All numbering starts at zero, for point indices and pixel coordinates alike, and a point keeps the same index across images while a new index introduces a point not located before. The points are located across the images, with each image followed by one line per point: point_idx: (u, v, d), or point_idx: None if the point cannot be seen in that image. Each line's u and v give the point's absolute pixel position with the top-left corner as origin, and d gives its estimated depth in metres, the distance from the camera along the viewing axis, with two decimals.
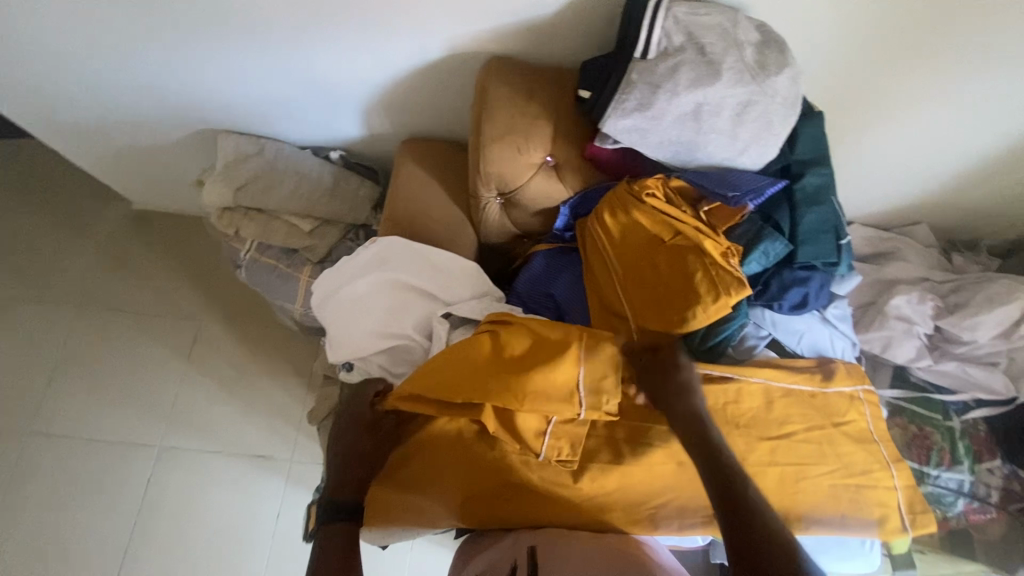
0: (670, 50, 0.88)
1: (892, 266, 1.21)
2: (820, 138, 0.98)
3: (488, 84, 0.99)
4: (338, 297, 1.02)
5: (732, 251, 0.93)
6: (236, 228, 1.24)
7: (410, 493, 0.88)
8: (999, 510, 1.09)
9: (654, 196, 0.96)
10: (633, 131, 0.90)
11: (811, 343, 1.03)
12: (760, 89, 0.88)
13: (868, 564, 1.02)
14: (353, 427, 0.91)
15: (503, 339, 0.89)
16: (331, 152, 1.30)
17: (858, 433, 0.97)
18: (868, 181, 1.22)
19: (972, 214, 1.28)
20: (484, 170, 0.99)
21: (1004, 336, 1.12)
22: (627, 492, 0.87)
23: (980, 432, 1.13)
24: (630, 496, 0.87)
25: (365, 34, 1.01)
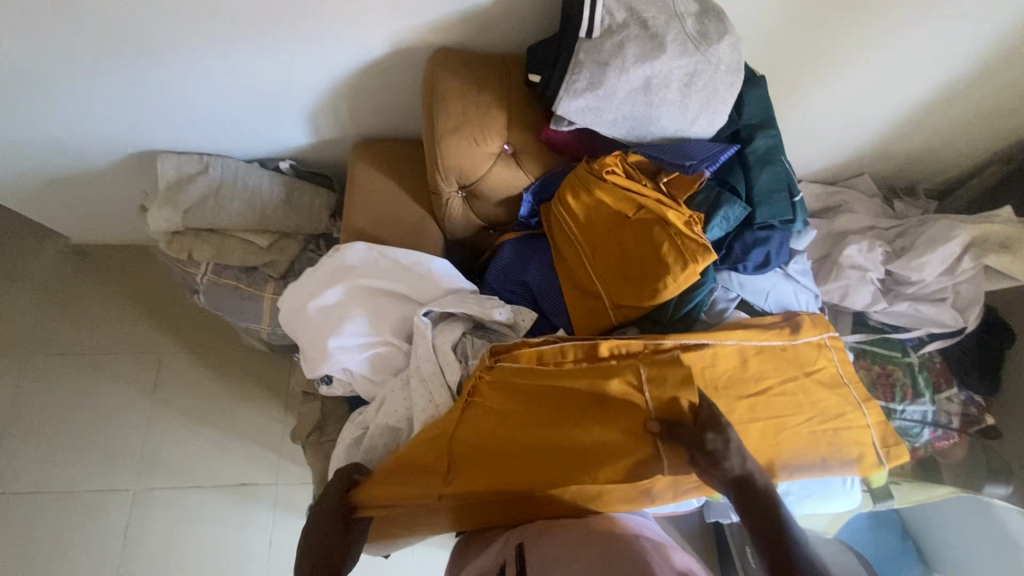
0: (612, 27, 0.90)
1: (840, 220, 1.47)
2: (765, 102, 1.03)
3: (437, 81, 1.04)
4: (305, 312, 1.04)
5: (694, 220, 0.97)
6: (188, 252, 1.34)
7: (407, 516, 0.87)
8: (963, 434, 1.37)
9: (614, 173, 1.00)
10: (586, 111, 0.92)
11: (777, 299, 1.05)
12: (704, 58, 0.91)
13: (850, 502, 1.10)
14: (319, 518, 0.84)
15: (514, 388, 0.90)
16: (280, 163, 1.38)
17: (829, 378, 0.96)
18: (811, 137, 1.43)
19: (900, 162, 1.53)
20: (443, 164, 1.06)
21: (950, 272, 1.37)
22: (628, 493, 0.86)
23: (937, 364, 1.41)
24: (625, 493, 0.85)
25: (293, 42, 1.10)
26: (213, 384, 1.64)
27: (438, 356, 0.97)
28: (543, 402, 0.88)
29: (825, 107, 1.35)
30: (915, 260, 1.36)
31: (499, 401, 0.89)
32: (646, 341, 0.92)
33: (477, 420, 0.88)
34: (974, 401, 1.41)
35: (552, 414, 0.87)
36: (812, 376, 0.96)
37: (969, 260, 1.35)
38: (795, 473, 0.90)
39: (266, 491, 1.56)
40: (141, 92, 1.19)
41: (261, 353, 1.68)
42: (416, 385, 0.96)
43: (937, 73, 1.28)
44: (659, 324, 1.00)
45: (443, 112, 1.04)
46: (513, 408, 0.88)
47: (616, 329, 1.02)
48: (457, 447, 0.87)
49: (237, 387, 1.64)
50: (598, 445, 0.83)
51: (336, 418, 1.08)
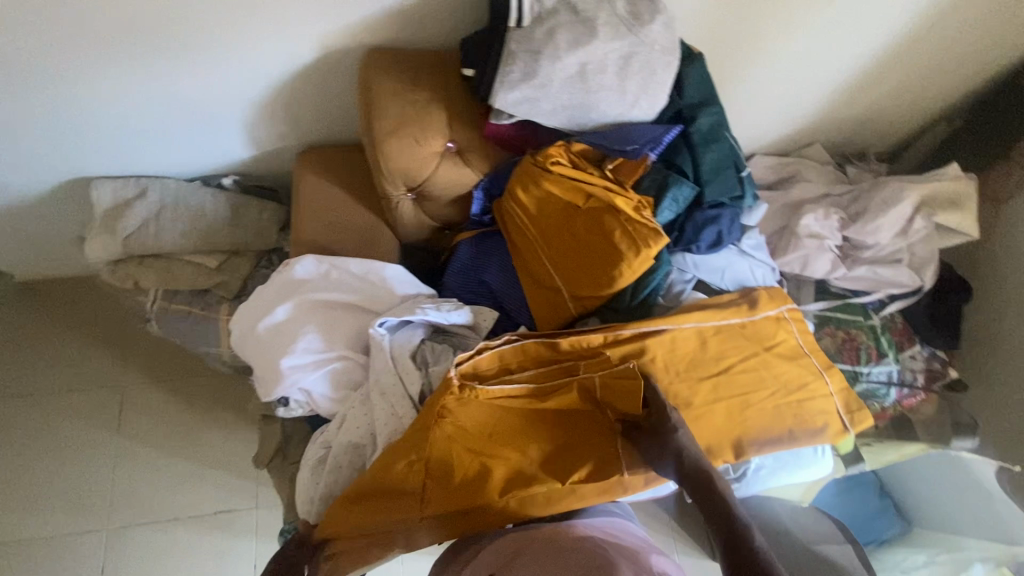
0: (542, 14, 0.87)
1: (795, 191, 1.48)
2: (705, 80, 1.01)
3: (372, 84, 1.01)
4: (255, 333, 1.00)
5: (642, 205, 0.97)
6: (134, 279, 1.30)
7: (374, 539, 0.85)
8: (926, 391, 1.39)
9: (559, 163, 0.99)
10: (523, 103, 0.89)
11: (733, 276, 1.04)
12: (639, 40, 0.88)
13: (823, 469, 1.12)
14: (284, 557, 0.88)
15: (475, 398, 0.88)
16: (223, 179, 1.33)
17: (788, 351, 0.95)
18: (761, 110, 1.43)
19: (850, 128, 1.56)
20: (387, 168, 1.03)
21: (903, 233, 1.41)
22: (593, 490, 0.85)
23: (898, 325, 1.44)
24: (590, 490, 0.85)
25: (219, 52, 1.05)
26: (179, 413, 1.58)
27: (397, 366, 0.95)
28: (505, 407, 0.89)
29: (770, 79, 1.36)
30: (868, 226, 1.40)
31: (461, 412, 0.87)
32: (605, 332, 0.92)
33: (445, 441, 0.85)
34: (937, 357, 1.44)
35: (517, 423, 0.88)
36: (771, 350, 0.95)
37: (922, 220, 1.39)
38: (765, 449, 0.89)
39: (246, 517, 1.52)
40: (62, 116, 1.12)
41: (226, 376, 1.62)
42: (376, 399, 0.93)
43: (875, 35, 1.30)
44: (620, 313, 0.98)
45: (380, 115, 1.01)
46: (475, 416, 0.88)
47: (577, 320, 1.02)
48: (427, 470, 0.84)
49: (205, 414, 1.59)
50: (559, 444, 0.87)
51: (299, 437, 1.04)
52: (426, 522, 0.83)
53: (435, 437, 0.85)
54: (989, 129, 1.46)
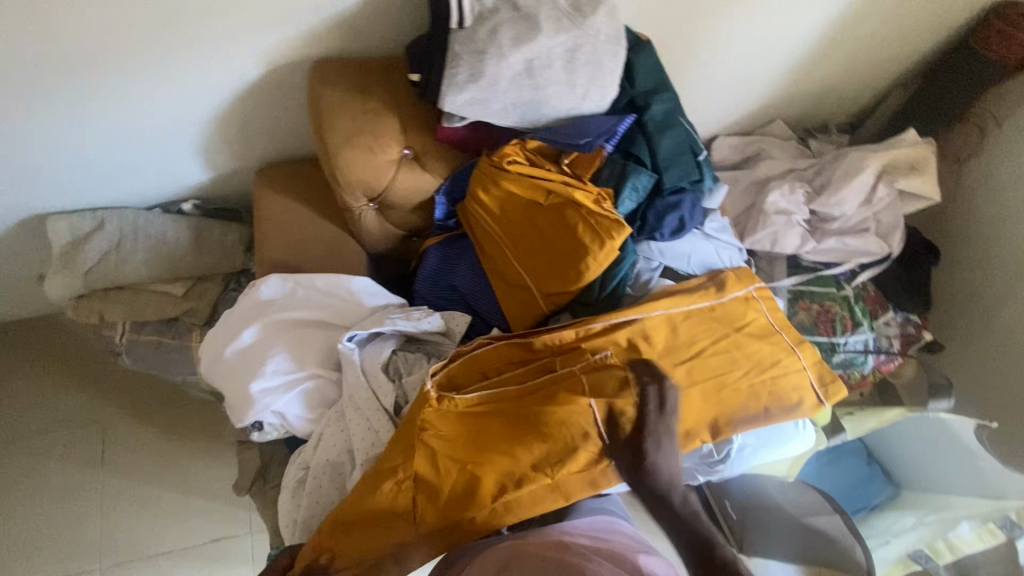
0: (483, 12, 0.85)
1: (761, 168, 1.49)
2: (655, 67, 1.02)
3: (320, 96, 0.99)
4: (223, 358, 0.98)
5: (602, 197, 0.97)
6: (100, 314, 1.27)
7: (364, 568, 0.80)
8: (904, 354, 1.44)
9: (516, 162, 0.98)
10: (473, 104, 0.88)
11: (700, 260, 1.04)
12: (583, 32, 0.88)
13: (805, 443, 1.13)
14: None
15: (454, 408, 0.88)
16: (183, 205, 1.31)
17: (758, 330, 0.95)
18: (719, 92, 1.44)
19: (808, 102, 1.57)
20: (345, 180, 1.02)
21: (867, 202, 1.42)
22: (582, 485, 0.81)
23: (870, 292, 1.46)
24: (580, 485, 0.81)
25: (163, 75, 1.02)
26: (162, 444, 1.56)
27: (370, 380, 0.93)
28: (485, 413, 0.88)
29: (724, 60, 1.36)
30: (833, 198, 1.41)
31: (442, 424, 0.87)
32: (576, 327, 0.92)
33: (430, 453, 0.85)
34: (910, 322, 1.47)
35: (501, 426, 0.85)
36: (741, 330, 0.95)
37: (884, 187, 1.41)
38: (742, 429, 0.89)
39: (241, 543, 1.50)
40: (6, 153, 1.09)
41: (208, 403, 1.60)
42: (351, 415, 0.92)
43: (823, 8, 1.31)
44: (590, 306, 0.98)
45: (332, 128, 0.99)
46: (456, 426, 0.87)
47: (549, 318, 1.01)
48: (415, 485, 0.83)
49: (189, 443, 1.57)
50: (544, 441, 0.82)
51: (278, 461, 1.03)
52: (418, 538, 0.81)
53: (419, 451, 0.85)
54: (928, 107, 1.49)
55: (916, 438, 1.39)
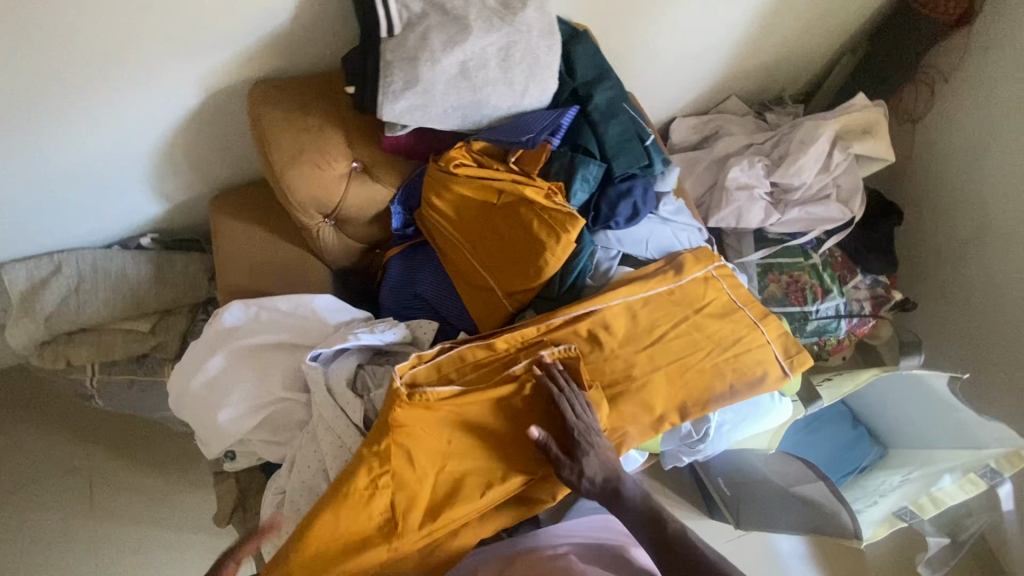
0: (411, 18, 0.85)
1: (719, 146, 1.51)
2: (595, 57, 1.02)
3: (259, 117, 0.98)
4: (191, 390, 0.97)
5: (553, 191, 0.96)
6: (66, 358, 1.25)
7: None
8: (876, 315, 1.45)
9: (464, 165, 0.98)
10: (412, 111, 0.87)
11: (658, 244, 1.04)
12: (514, 29, 0.87)
13: (781, 414, 1.14)
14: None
15: (427, 412, 0.85)
16: (141, 240, 1.29)
17: (718, 309, 0.95)
18: (669, 75, 1.45)
19: (760, 76, 1.58)
20: (297, 199, 1.01)
21: (825, 170, 1.44)
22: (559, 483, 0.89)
23: (837, 258, 1.48)
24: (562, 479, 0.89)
25: (99, 109, 1.00)
26: (148, 482, 1.54)
27: (338, 398, 0.92)
28: (459, 415, 0.86)
29: (671, 42, 1.37)
30: (792, 168, 1.42)
31: (417, 429, 0.84)
32: (539, 323, 0.91)
33: (407, 456, 0.82)
34: (879, 283, 1.48)
35: (478, 430, 0.87)
36: (702, 312, 0.95)
37: (840, 153, 1.42)
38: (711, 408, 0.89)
39: None
40: None
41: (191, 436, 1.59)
42: (323, 433, 0.91)
43: None
44: (553, 301, 0.98)
45: (275, 148, 0.98)
46: (432, 431, 0.85)
47: (515, 316, 1.01)
48: (394, 488, 0.81)
49: (176, 477, 1.55)
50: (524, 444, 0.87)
51: (257, 486, 1.02)
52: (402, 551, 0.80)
53: (397, 460, 0.82)
54: (875, 70, 1.51)
55: (893, 397, 1.40)
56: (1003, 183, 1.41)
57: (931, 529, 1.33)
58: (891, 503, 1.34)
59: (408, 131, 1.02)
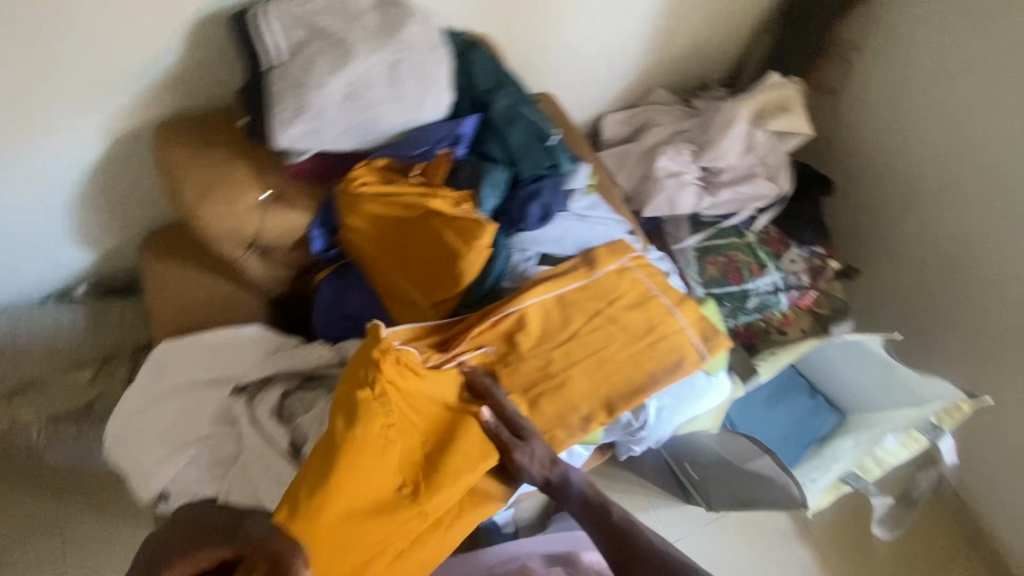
0: (298, 46, 0.86)
1: (647, 137, 1.52)
2: (493, 64, 1.04)
3: (166, 159, 0.99)
4: (126, 434, 0.99)
5: (462, 199, 0.98)
6: (9, 417, 1.23)
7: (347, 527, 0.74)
8: (814, 287, 1.47)
9: (369, 183, 0.98)
10: (307, 136, 0.88)
11: (574, 240, 1.06)
12: (400, 46, 0.89)
13: (718, 392, 1.16)
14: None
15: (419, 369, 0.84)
16: (75, 289, 1.29)
17: (631, 300, 0.97)
18: (589, 72, 1.47)
19: (682, 64, 1.61)
20: (215, 234, 1.02)
21: (748, 149, 1.47)
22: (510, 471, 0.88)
23: (772, 234, 1.50)
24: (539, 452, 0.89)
25: (6, 164, 1.00)
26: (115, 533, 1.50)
27: (264, 429, 0.94)
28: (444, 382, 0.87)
29: (584, 41, 1.38)
30: (716, 151, 1.44)
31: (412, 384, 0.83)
32: (470, 323, 0.93)
33: (406, 406, 0.82)
34: (816, 254, 1.50)
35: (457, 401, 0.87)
36: (615, 304, 0.97)
37: (760, 132, 1.45)
38: (632, 398, 0.91)
39: None
40: None
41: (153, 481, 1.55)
42: (252, 465, 0.92)
43: None
44: (474, 307, 0.99)
45: (185, 186, 0.99)
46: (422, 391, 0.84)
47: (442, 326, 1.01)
48: (400, 439, 0.80)
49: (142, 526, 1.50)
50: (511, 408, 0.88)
51: None
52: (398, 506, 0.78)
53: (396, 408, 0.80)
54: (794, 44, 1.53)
55: (839, 363, 1.43)
56: (922, 141, 1.45)
57: (874, 488, 1.32)
58: (839, 470, 1.35)
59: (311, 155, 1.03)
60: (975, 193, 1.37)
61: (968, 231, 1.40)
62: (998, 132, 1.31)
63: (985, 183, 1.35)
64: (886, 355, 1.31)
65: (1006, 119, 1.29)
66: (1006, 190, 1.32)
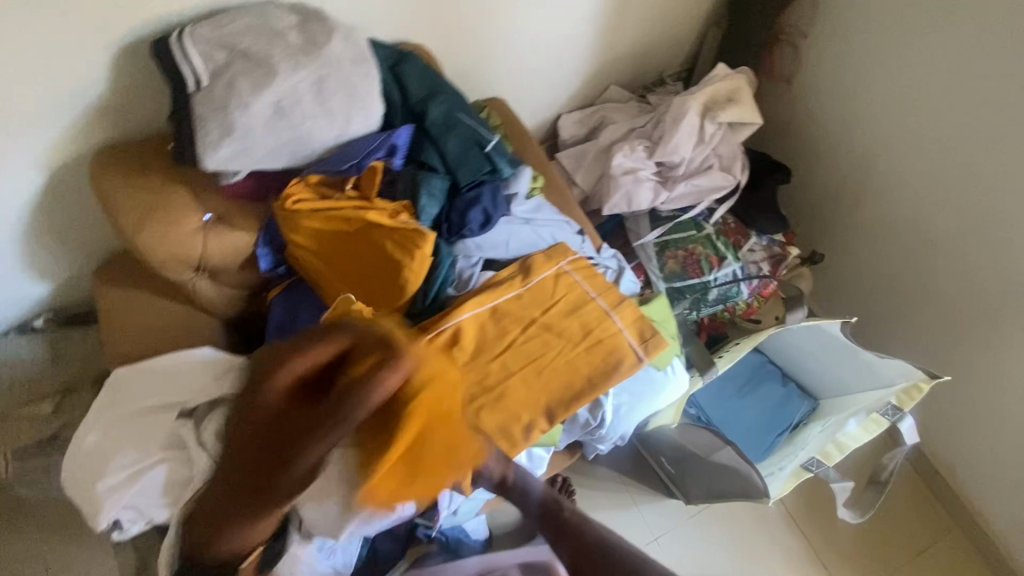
0: (218, 68, 0.86)
1: (603, 136, 1.52)
2: (427, 74, 1.04)
3: (103, 187, 0.99)
4: (76, 467, 0.97)
5: (400, 210, 0.99)
6: None
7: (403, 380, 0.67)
8: (775, 274, 1.48)
9: (305, 201, 0.97)
10: (236, 157, 0.88)
11: (518, 245, 1.06)
12: (323, 61, 0.90)
13: (675, 386, 1.16)
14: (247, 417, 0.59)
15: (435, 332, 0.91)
16: (34, 321, 1.28)
17: (567, 306, 0.98)
18: (538, 74, 1.47)
19: (634, 62, 1.62)
20: (157, 259, 1.02)
21: (701, 142, 1.47)
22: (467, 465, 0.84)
23: (730, 225, 1.50)
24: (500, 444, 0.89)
25: None
26: None
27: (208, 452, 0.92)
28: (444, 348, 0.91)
29: (529, 44, 1.39)
30: (669, 146, 1.44)
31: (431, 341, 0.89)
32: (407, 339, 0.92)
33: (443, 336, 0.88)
34: (775, 242, 1.52)
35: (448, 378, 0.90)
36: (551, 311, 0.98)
37: (711, 124, 1.46)
38: (572, 403, 0.93)
39: None
40: None
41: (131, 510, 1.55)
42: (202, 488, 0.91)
43: None
44: (420, 317, 0.99)
45: (123, 214, 0.99)
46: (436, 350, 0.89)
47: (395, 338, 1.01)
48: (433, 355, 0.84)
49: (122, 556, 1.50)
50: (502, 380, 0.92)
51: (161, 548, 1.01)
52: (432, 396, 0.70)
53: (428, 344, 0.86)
54: (744, 35, 1.53)
55: (806, 348, 1.43)
56: (875, 122, 1.45)
57: (835, 475, 1.30)
58: (802, 456, 1.34)
59: (246, 177, 1.05)
60: (930, 170, 1.37)
61: (926, 210, 1.40)
62: (944, 109, 1.31)
63: (938, 161, 1.35)
64: (848, 339, 1.31)
65: (951, 96, 1.29)
66: (958, 166, 1.32)
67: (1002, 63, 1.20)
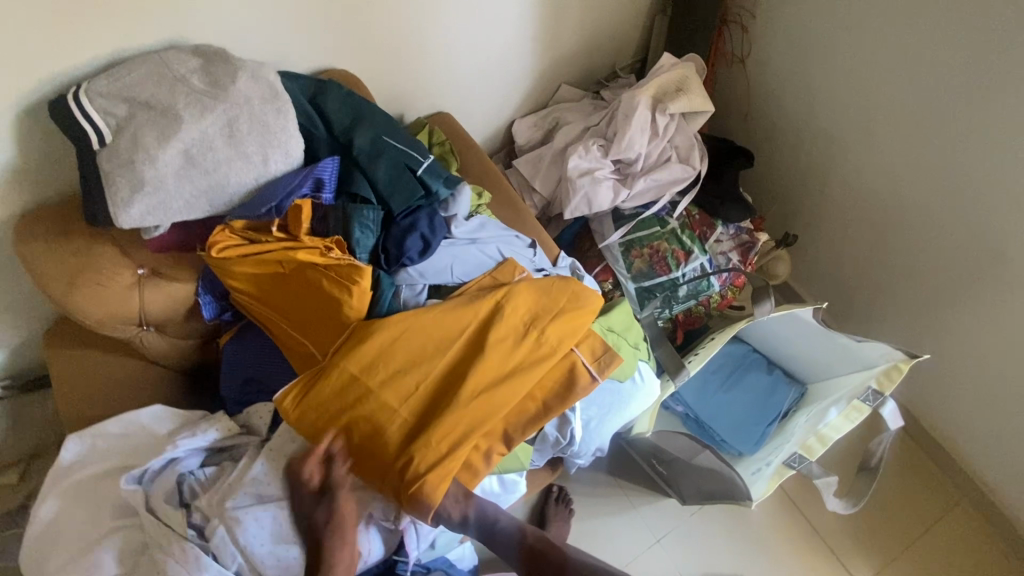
0: (120, 123, 0.84)
1: (557, 138, 1.47)
2: (351, 102, 1.02)
3: (26, 253, 0.96)
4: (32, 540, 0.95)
5: (332, 246, 0.94)
6: None
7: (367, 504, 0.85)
8: (744, 263, 1.47)
9: (233, 247, 0.94)
10: (152, 212, 0.85)
11: (463, 269, 1.02)
12: (230, 103, 0.87)
13: (645, 395, 1.13)
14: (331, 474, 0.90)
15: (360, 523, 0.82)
16: None
17: (508, 324, 0.96)
18: (481, 83, 1.43)
19: (584, 59, 1.57)
20: (96, 320, 1.00)
21: (655, 135, 1.42)
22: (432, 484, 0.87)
23: (695, 216, 1.46)
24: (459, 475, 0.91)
25: None
26: None
27: (164, 516, 0.90)
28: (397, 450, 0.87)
29: (466, 54, 1.35)
30: (623, 143, 1.39)
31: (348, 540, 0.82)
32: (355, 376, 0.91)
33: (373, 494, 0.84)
34: (742, 229, 1.49)
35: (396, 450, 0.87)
36: (504, 337, 0.95)
37: (662, 115, 1.41)
38: (526, 426, 0.95)
39: None
40: None
41: None
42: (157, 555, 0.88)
43: None
44: None
45: (48, 278, 0.95)
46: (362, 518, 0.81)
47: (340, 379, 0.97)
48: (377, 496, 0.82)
49: None
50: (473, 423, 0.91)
51: None
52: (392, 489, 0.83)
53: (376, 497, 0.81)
54: (690, 20, 1.49)
55: (787, 335, 1.37)
56: (834, 96, 1.39)
57: (818, 471, 1.28)
58: (785, 451, 1.30)
59: (171, 227, 1.00)
60: (894, 140, 1.31)
61: (895, 180, 1.33)
62: (895, 73, 1.26)
63: (897, 127, 1.29)
64: (823, 325, 1.26)
65: (897, 60, 1.24)
66: (915, 130, 1.26)
67: (943, 19, 1.14)
